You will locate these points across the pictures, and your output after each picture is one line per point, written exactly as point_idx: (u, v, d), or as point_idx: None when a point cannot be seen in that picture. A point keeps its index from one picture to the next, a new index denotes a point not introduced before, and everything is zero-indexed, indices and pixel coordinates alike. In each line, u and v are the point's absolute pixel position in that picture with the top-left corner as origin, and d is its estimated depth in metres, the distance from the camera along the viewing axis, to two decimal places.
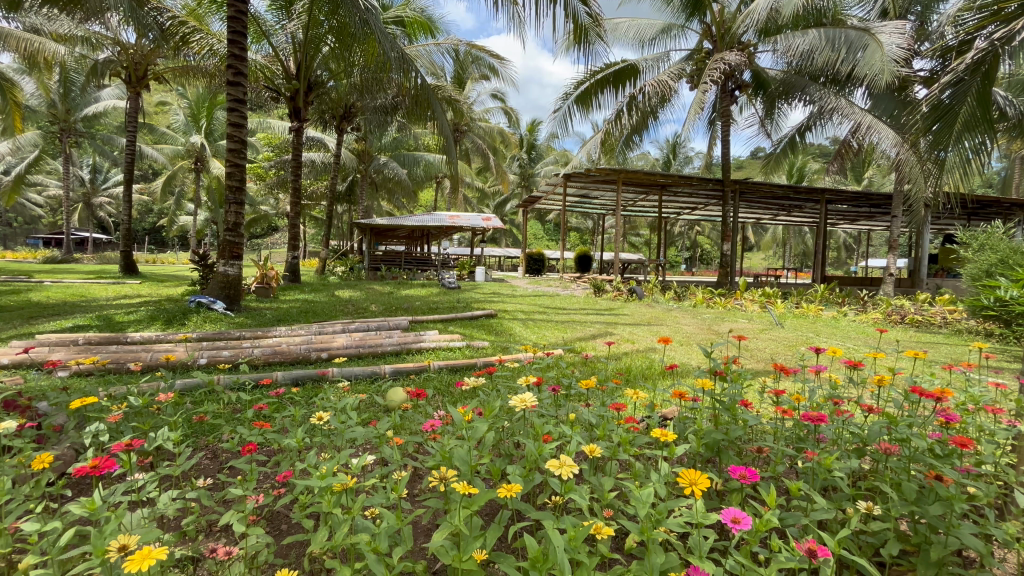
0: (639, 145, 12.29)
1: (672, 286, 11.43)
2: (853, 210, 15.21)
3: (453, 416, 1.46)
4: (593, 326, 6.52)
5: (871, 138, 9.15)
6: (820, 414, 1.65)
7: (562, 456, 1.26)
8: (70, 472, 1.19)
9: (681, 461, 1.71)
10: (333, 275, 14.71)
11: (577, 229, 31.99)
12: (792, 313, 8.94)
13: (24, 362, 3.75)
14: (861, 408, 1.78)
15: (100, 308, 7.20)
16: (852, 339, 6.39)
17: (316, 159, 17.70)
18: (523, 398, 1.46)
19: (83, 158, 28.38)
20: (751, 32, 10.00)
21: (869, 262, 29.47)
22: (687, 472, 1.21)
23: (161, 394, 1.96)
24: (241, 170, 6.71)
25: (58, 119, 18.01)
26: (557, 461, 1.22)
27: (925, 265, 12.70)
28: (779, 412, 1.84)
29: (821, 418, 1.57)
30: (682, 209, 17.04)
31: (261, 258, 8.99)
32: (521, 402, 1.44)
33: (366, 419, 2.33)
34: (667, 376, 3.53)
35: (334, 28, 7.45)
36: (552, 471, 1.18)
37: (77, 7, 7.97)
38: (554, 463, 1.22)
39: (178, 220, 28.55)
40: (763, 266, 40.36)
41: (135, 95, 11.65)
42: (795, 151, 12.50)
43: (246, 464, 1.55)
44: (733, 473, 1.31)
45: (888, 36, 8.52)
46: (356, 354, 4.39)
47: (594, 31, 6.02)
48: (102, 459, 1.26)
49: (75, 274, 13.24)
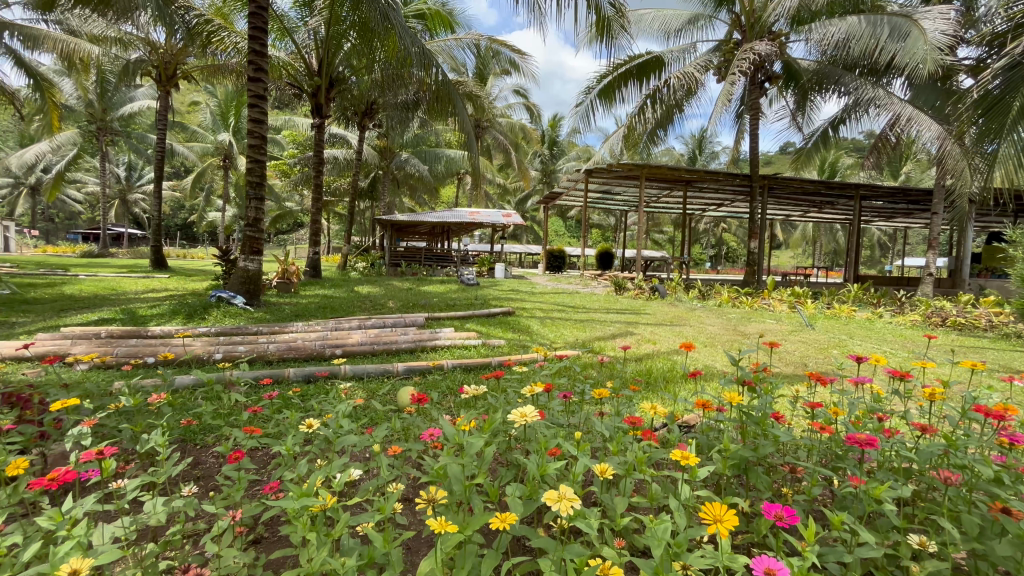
0: (664, 140, 11.83)
1: (696, 284, 11.12)
2: (890, 206, 14.55)
3: (451, 428, 1.33)
4: (612, 326, 6.35)
5: (911, 130, 8.65)
6: (868, 436, 1.44)
7: (567, 480, 1.12)
8: (26, 485, 1.11)
9: (703, 481, 1.55)
10: (354, 270, 14.84)
11: (599, 226, 31.68)
12: (823, 313, 8.58)
13: (46, 354, 3.79)
14: (912, 426, 1.58)
15: (126, 301, 7.35)
16: (890, 342, 6.03)
17: (339, 155, 17.81)
18: (524, 411, 1.32)
19: (119, 156, 29.37)
20: (783, 20, 9.57)
21: (904, 261, 28.36)
22: (710, 504, 1.07)
23: (153, 396, 1.89)
24: (261, 166, 6.76)
25: (94, 118, 18.67)
26: (558, 490, 1.06)
27: (966, 264, 12.06)
28: (816, 426, 1.65)
29: (870, 441, 1.36)
30: (707, 204, 16.56)
31: (281, 253, 9.08)
32: (525, 416, 1.30)
33: (369, 425, 2.24)
34: (691, 380, 3.35)
35: (354, 23, 7.37)
36: (551, 503, 1.03)
37: (107, 8, 8.11)
38: (555, 491, 1.07)
39: (207, 215, 29.36)
40: (791, 264, 39.21)
41: (165, 94, 11.91)
42: (828, 145, 11.95)
43: (234, 471, 1.48)
44: (769, 509, 1.15)
45: (932, 22, 8.02)
46: (371, 350, 4.32)
47: (617, 23, 5.83)
48: (63, 471, 1.18)
49: (109, 268, 13.74)
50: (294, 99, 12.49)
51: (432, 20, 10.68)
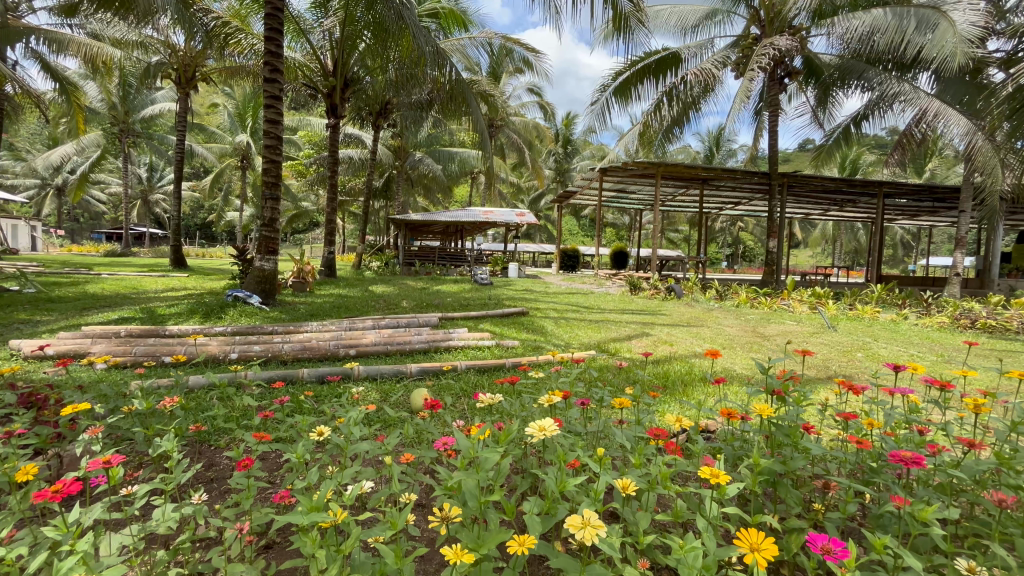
0: (680, 137, 11.64)
1: (713, 284, 10.91)
2: (914, 204, 14.16)
3: (464, 439, 1.26)
4: (627, 326, 6.27)
5: (938, 125, 8.37)
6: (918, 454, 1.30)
7: (589, 501, 1.03)
8: (29, 497, 1.08)
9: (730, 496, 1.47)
10: (369, 270, 14.91)
11: (613, 225, 31.45)
12: (845, 314, 8.36)
13: (66, 353, 3.87)
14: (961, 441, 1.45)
15: (146, 300, 7.47)
16: (917, 345, 5.85)
17: (354, 155, 17.94)
18: (544, 423, 1.25)
19: (141, 158, 30.05)
20: (803, 15, 9.36)
21: (929, 261, 27.62)
22: (746, 530, 1.00)
23: (165, 398, 1.88)
24: (277, 166, 6.78)
25: (117, 121, 19.09)
26: (581, 516, 0.99)
27: (995, 264, 11.67)
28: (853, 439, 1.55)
29: (916, 458, 1.25)
30: (725, 203, 16.29)
31: (297, 253, 9.12)
32: (544, 429, 1.23)
33: (380, 432, 2.19)
34: (710, 385, 3.27)
35: (369, 23, 7.38)
36: (572, 530, 0.96)
37: (127, 12, 8.23)
38: (578, 516, 0.99)
39: (225, 215, 29.76)
40: (810, 263, 38.42)
41: (184, 95, 12.09)
42: (850, 142, 11.65)
43: (243, 479, 1.45)
44: (814, 542, 1.05)
45: (961, 13, 7.78)
46: (384, 351, 4.31)
47: (634, 18, 5.72)
48: (68, 482, 1.15)
49: (130, 267, 14.03)
50: (310, 100, 12.61)
51: (446, 19, 10.50)
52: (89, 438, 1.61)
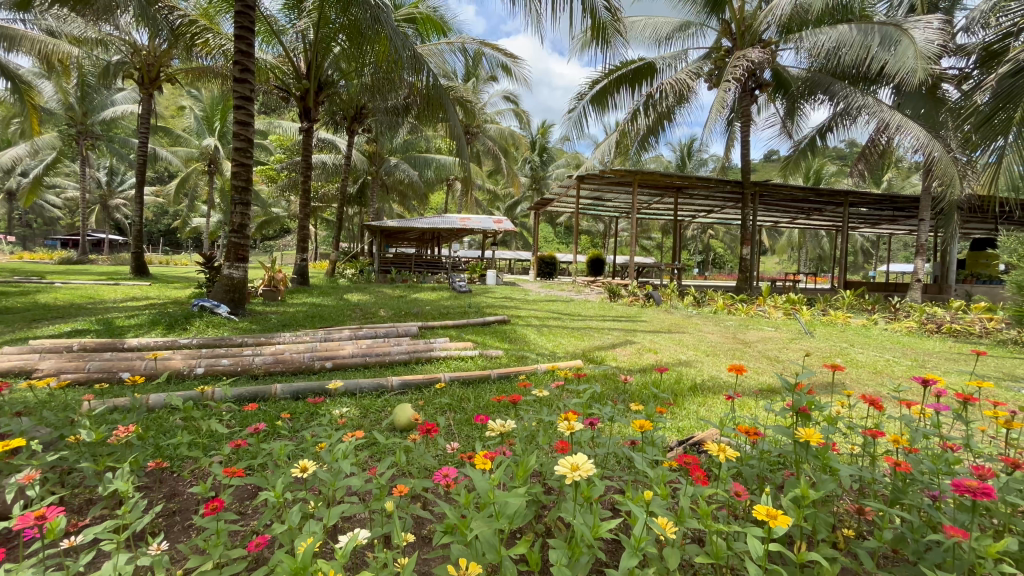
0: (655, 147, 11.76)
1: (690, 291, 10.97)
2: (876, 213, 14.67)
3: (479, 479, 1.11)
4: (611, 334, 6.22)
5: (898, 138, 8.62)
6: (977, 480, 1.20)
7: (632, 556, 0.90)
8: None
9: (752, 521, 1.37)
10: (342, 277, 14.52)
11: (589, 232, 31.74)
12: (820, 320, 8.50)
13: (10, 371, 3.53)
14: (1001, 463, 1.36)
15: (104, 311, 7.01)
16: (889, 349, 5.98)
17: (328, 161, 17.53)
18: (575, 460, 1.11)
19: (100, 161, 28.71)
20: (773, 29, 9.58)
21: (889, 268, 28.77)
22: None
23: (120, 427, 1.68)
24: (247, 170, 6.48)
25: (74, 122, 18.11)
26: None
27: (953, 270, 12.18)
28: (889, 462, 1.45)
29: (976, 485, 1.14)
30: (698, 211, 16.56)
31: (268, 261, 8.73)
32: (579, 468, 1.09)
33: (367, 457, 2.03)
34: (705, 397, 3.18)
35: (344, 26, 7.17)
36: None
37: (86, 9, 7.79)
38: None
39: (191, 222, 28.57)
40: (778, 270, 39.52)
41: (147, 97, 11.44)
42: (816, 152, 11.99)
43: (214, 523, 1.27)
44: None
45: (921, 31, 8.08)
46: (362, 363, 4.09)
47: (613, 28, 5.70)
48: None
49: (87, 275, 13.21)
50: (281, 103, 12.24)
51: (423, 24, 10.71)
52: (23, 479, 1.40)
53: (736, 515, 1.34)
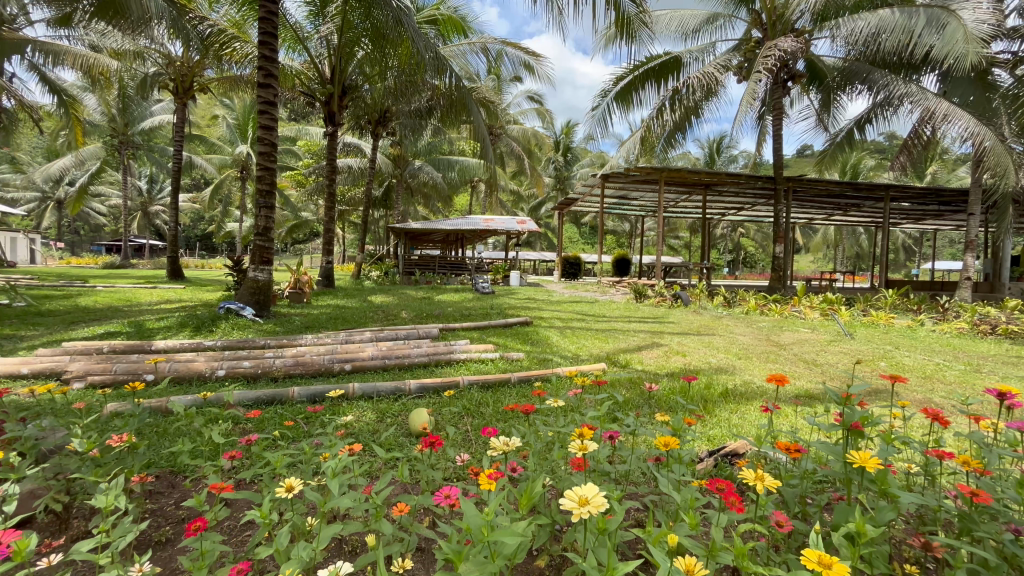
0: (682, 143, 11.41)
1: (720, 291, 10.58)
2: (920, 208, 13.88)
3: (479, 511, 0.98)
4: (637, 336, 6.02)
5: (946, 127, 8.06)
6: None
7: None
8: None
9: (788, 552, 1.22)
10: (367, 279, 14.66)
11: (614, 231, 31.25)
12: (860, 321, 8.04)
13: (44, 372, 3.62)
14: None
15: (137, 313, 7.21)
16: (939, 353, 5.58)
17: (353, 165, 17.77)
18: (584, 493, 0.98)
19: (141, 169, 30.01)
20: (807, 18, 9.15)
21: (935, 265, 27.25)
22: None
23: (114, 439, 1.64)
24: (271, 174, 6.53)
25: (117, 132, 18.91)
26: None
27: (1007, 267, 11.39)
28: (963, 494, 1.25)
29: None
30: (728, 208, 16.04)
31: (294, 263, 8.86)
32: (589, 503, 0.95)
33: (377, 469, 1.94)
34: (736, 405, 2.98)
35: (367, 29, 7.17)
36: None
37: (121, 23, 8.03)
38: None
39: (225, 227, 29.48)
40: (813, 269, 38.14)
41: (182, 106, 11.77)
42: (854, 146, 11.40)
43: (200, 542, 1.21)
44: None
45: (970, 13, 7.56)
46: (382, 366, 4.03)
47: (639, 21, 5.48)
48: None
49: (126, 279, 13.71)
50: (307, 108, 12.42)
51: (445, 26, 10.68)
52: (7, 494, 1.36)
53: (772, 546, 1.20)
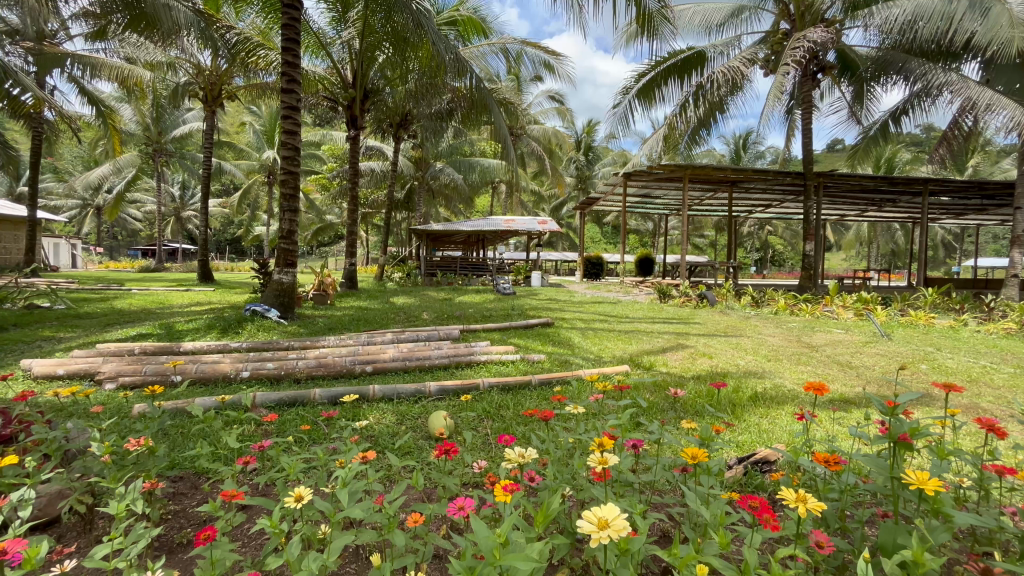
0: (706, 140, 11.14)
1: (747, 290, 10.29)
2: (960, 202, 13.24)
3: (489, 532, 0.93)
4: (661, 337, 5.88)
5: (990, 117, 7.63)
6: None
7: None
8: None
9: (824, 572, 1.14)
10: (390, 281, 14.81)
11: (637, 231, 30.87)
12: (897, 321, 7.68)
13: (78, 372, 3.74)
14: None
15: (168, 315, 7.42)
16: (984, 354, 5.28)
17: (376, 168, 17.97)
18: (604, 515, 0.92)
19: (175, 176, 31.09)
20: (837, 7, 8.81)
21: (977, 261, 26.03)
22: None
23: (132, 442, 1.62)
24: (294, 178, 6.63)
25: (151, 141, 19.58)
26: None
27: None
28: None
29: None
30: (754, 206, 15.62)
31: (318, 265, 9.00)
32: (609, 525, 0.89)
33: (394, 474, 1.90)
34: (766, 410, 2.85)
35: (387, 33, 7.22)
36: None
37: (152, 34, 8.27)
38: None
39: (253, 230, 30.23)
40: (844, 267, 36.90)
41: (211, 113, 12.11)
42: (888, 139, 10.94)
43: (211, 549, 1.19)
44: None
45: None
46: (402, 367, 4.02)
47: (660, 17, 5.35)
48: None
49: (160, 282, 14.20)
50: (330, 113, 12.62)
51: (465, 27, 10.68)
52: (24, 496, 1.35)
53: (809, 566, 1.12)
